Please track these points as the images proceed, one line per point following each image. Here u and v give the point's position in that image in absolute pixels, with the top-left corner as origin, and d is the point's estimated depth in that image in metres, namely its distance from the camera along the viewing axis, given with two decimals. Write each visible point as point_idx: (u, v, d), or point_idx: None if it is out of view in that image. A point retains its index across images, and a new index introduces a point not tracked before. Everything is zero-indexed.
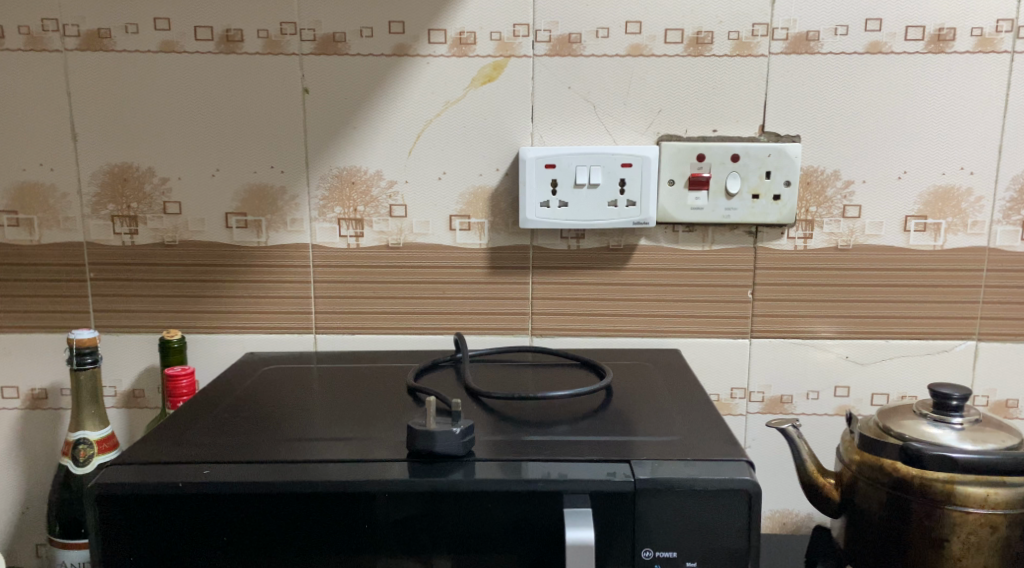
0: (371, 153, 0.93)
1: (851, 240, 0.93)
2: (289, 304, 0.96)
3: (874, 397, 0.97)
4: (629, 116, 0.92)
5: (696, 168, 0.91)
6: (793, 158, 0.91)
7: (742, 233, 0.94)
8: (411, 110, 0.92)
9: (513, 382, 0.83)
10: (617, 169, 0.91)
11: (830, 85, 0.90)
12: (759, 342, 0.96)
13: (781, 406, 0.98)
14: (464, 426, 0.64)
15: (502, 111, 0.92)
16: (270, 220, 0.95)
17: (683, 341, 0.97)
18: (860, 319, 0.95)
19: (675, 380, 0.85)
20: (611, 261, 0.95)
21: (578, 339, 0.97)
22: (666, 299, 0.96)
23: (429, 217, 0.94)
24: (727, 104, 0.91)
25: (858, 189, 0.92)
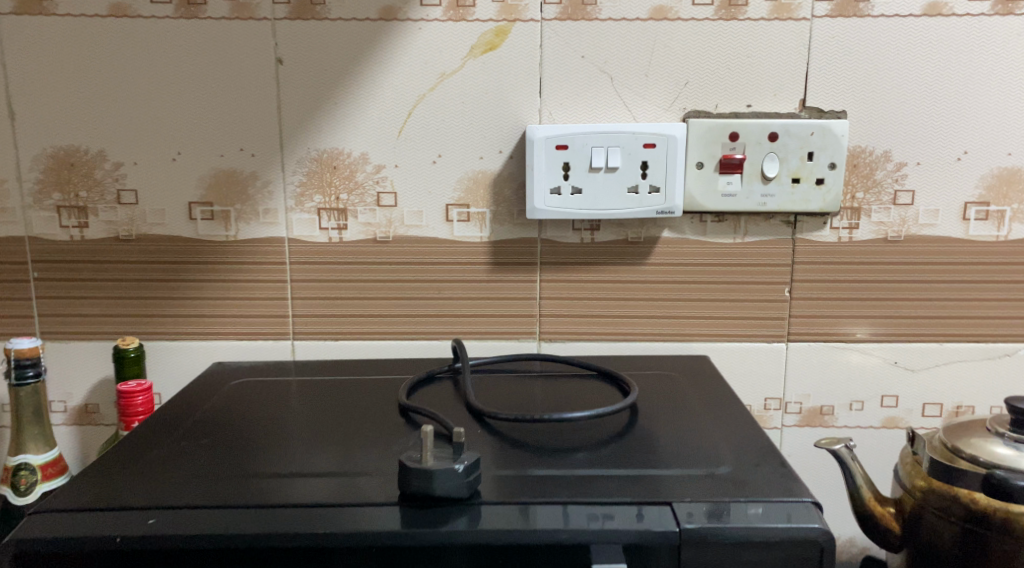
0: (355, 133, 0.81)
1: (903, 230, 0.82)
2: (263, 306, 0.85)
3: (926, 408, 0.86)
4: (651, 89, 0.80)
5: (728, 149, 0.79)
6: (839, 136, 0.79)
7: (779, 223, 0.83)
8: (402, 84, 0.80)
9: (521, 399, 0.72)
10: (639, 150, 0.79)
11: (881, 52, 0.79)
12: (797, 346, 0.85)
13: (821, 418, 0.86)
14: (468, 461, 0.52)
15: (506, 84, 0.80)
16: (240, 210, 0.83)
17: (711, 346, 0.86)
18: (912, 319, 0.84)
19: (708, 394, 0.74)
20: (630, 255, 0.84)
21: (592, 345, 0.86)
22: (692, 298, 0.85)
23: (422, 206, 0.82)
24: (764, 76, 0.80)
25: (911, 172, 0.81)
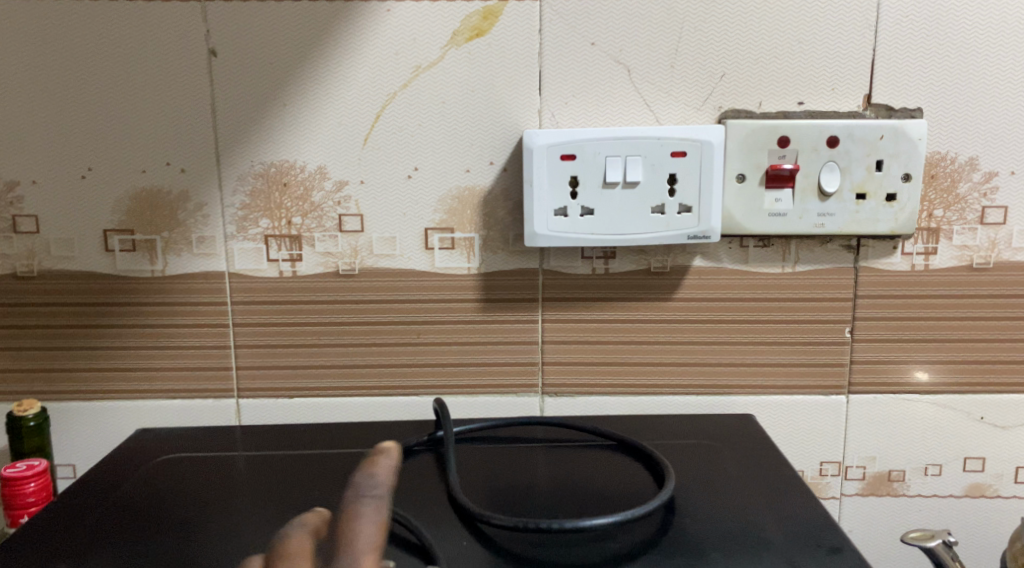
0: (310, 142, 0.65)
1: (992, 255, 0.66)
2: (199, 358, 0.68)
3: (1019, 473, 0.70)
4: (679, 83, 0.64)
5: (777, 157, 0.63)
6: (916, 140, 0.63)
7: (837, 249, 0.67)
8: (367, 81, 0.64)
9: (520, 484, 0.56)
10: (665, 160, 0.63)
11: (967, 34, 0.63)
12: (859, 399, 0.69)
13: (888, 486, 0.70)
14: None
15: (497, 78, 0.64)
16: (168, 240, 0.66)
17: (754, 399, 0.70)
18: (1003, 365, 0.68)
19: (760, 470, 0.58)
20: (653, 289, 0.68)
21: (607, 400, 0.70)
22: (730, 341, 0.69)
23: (395, 231, 0.66)
24: (820, 66, 0.64)
25: (1003, 183, 0.65)
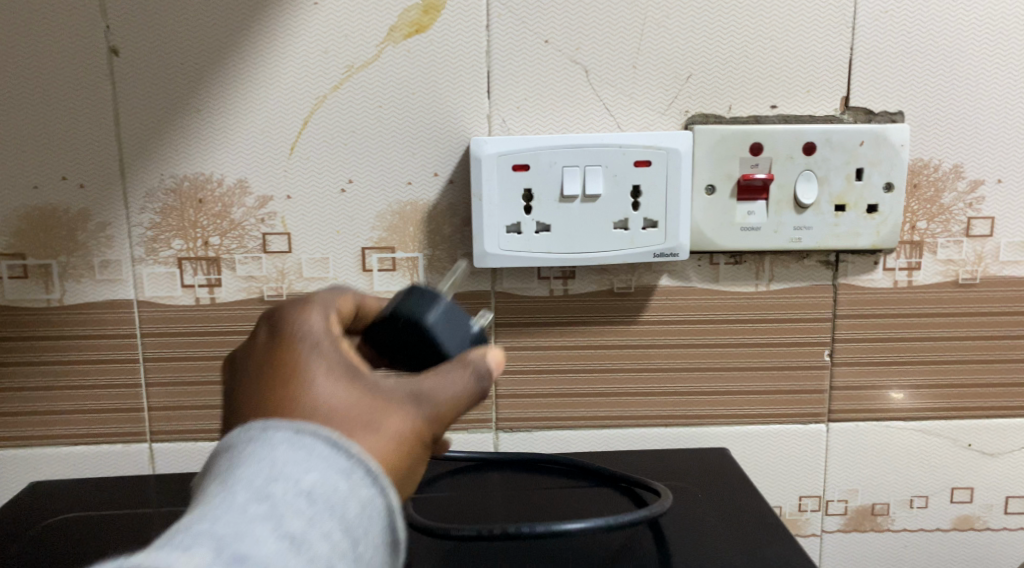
0: (228, 153, 0.57)
1: (978, 270, 0.61)
2: (105, 398, 0.60)
3: (1009, 503, 0.65)
4: (642, 84, 0.58)
5: (748, 166, 0.58)
6: (898, 147, 0.58)
7: (814, 265, 0.61)
8: (293, 83, 0.57)
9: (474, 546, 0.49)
10: (628, 170, 0.57)
11: (951, 30, 0.58)
12: (840, 428, 0.64)
13: (872, 521, 0.65)
14: None
15: (439, 81, 0.57)
16: (66, 265, 0.58)
17: (727, 431, 0.64)
18: (990, 388, 0.63)
19: (737, 517, 0.52)
20: (616, 311, 0.62)
21: (568, 434, 0.64)
22: (700, 367, 0.63)
23: (327, 251, 0.59)
24: (794, 65, 0.58)
25: (989, 193, 0.60)
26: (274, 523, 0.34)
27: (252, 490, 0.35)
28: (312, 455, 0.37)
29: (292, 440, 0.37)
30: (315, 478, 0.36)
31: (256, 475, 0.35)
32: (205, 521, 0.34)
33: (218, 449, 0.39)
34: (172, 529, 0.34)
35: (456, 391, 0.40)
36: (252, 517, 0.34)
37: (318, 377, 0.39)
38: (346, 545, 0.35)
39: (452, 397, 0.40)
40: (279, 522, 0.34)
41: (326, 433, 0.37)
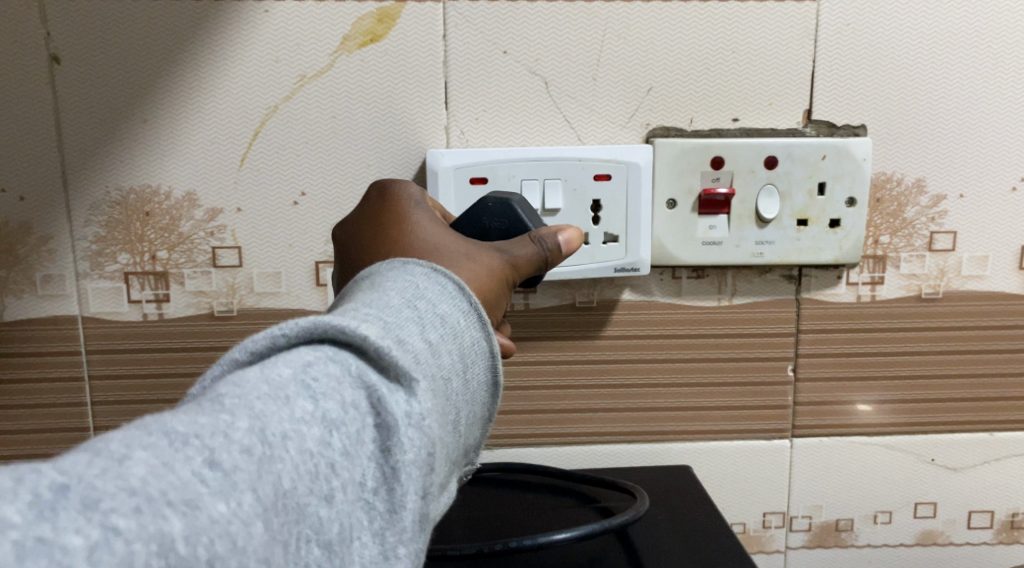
0: (175, 164, 0.55)
1: (941, 284, 0.61)
2: (48, 417, 0.58)
3: (973, 518, 0.64)
4: (602, 95, 0.57)
5: (710, 180, 0.57)
6: (860, 161, 0.57)
7: (777, 279, 0.60)
8: (243, 92, 0.55)
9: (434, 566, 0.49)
10: (588, 184, 0.56)
11: (913, 43, 0.57)
12: (804, 444, 0.63)
13: (836, 537, 0.64)
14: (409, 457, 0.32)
15: (395, 91, 0.56)
16: (6, 279, 0.56)
17: (690, 447, 0.63)
18: (953, 403, 0.63)
19: (697, 541, 0.51)
20: (578, 327, 0.61)
21: (529, 451, 0.62)
22: (663, 383, 0.62)
23: (279, 265, 0.57)
24: (756, 77, 0.58)
25: (952, 208, 0.60)
26: (423, 328, 0.36)
27: (402, 299, 0.37)
28: (450, 290, 0.39)
29: (429, 277, 0.39)
30: (456, 311, 0.39)
31: (404, 287, 0.37)
32: (371, 310, 0.35)
33: (347, 284, 0.40)
34: (341, 314, 0.35)
35: (523, 254, 0.46)
36: (406, 317, 0.36)
37: (427, 218, 0.47)
38: (461, 367, 0.38)
39: (529, 256, 0.46)
40: (426, 326, 0.36)
41: (456, 279, 0.40)
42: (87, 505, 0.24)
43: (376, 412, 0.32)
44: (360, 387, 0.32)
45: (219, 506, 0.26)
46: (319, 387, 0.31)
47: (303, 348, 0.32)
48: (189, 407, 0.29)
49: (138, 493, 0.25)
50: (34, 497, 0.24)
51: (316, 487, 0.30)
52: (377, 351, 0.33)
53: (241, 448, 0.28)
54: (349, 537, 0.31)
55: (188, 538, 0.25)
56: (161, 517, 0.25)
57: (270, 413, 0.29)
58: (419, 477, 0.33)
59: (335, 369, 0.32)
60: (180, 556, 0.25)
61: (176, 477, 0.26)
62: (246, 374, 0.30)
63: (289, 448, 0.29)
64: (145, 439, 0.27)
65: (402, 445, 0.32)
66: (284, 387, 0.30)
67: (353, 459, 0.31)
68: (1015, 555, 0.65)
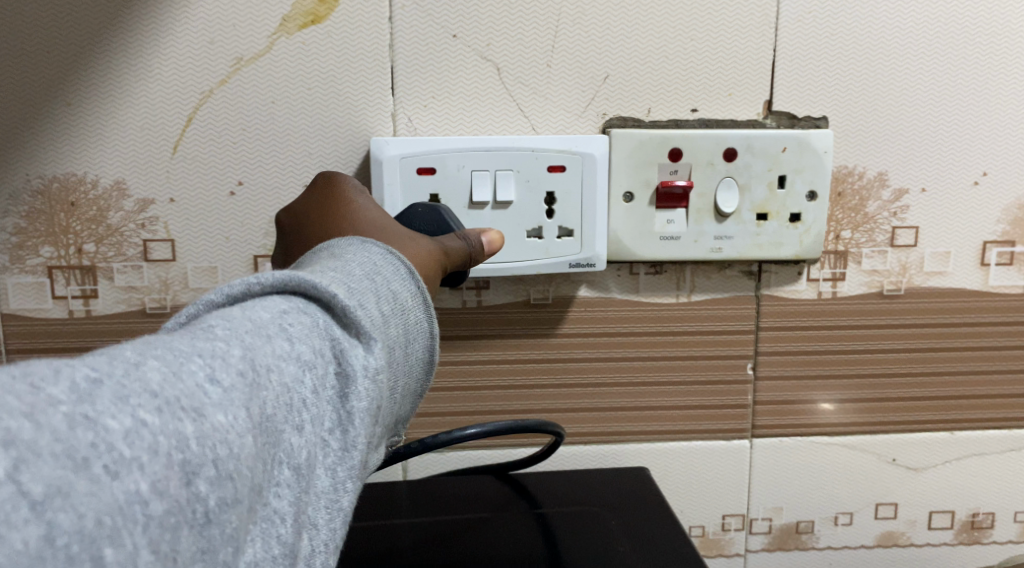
0: (103, 151, 0.52)
1: (903, 281, 0.59)
2: None
3: (933, 518, 0.63)
4: (557, 83, 0.55)
5: (668, 173, 0.55)
6: (821, 154, 0.55)
7: (737, 275, 0.59)
8: (176, 76, 0.52)
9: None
10: (541, 175, 0.54)
11: (876, 32, 0.56)
12: (764, 444, 0.61)
13: (796, 539, 0.63)
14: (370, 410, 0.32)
15: (339, 76, 0.53)
16: None
17: (648, 448, 0.61)
18: (914, 402, 0.61)
19: (650, 547, 0.49)
20: (532, 324, 0.58)
21: (482, 454, 0.60)
22: (619, 382, 0.60)
23: (215, 259, 0.54)
24: (716, 66, 0.56)
25: (914, 202, 0.58)
26: (381, 299, 0.35)
27: (363, 269, 0.36)
28: (403, 272, 0.38)
29: (388, 259, 0.38)
30: (406, 290, 0.37)
31: (362, 261, 0.36)
32: (333, 272, 0.34)
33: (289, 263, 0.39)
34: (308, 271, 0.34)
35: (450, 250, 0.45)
36: (367, 285, 0.35)
37: (366, 200, 0.46)
38: (403, 344, 0.37)
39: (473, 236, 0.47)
40: (383, 296, 0.36)
41: (409, 265, 0.39)
42: (117, 397, 0.24)
43: (339, 362, 0.32)
44: (327, 339, 0.32)
45: (221, 416, 0.26)
46: (299, 327, 0.31)
47: (276, 297, 0.32)
48: (181, 332, 0.28)
49: (156, 394, 0.25)
50: (71, 383, 0.24)
51: (293, 417, 0.30)
52: (346, 307, 0.32)
53: (237, 370, 0.28)
54: (315, 472, 0.31)
55: (197, 439, 0.25)
56: (175, 418, 0.25)
57: (258, 345, 0.29)
58: (371, 426, 0.33)
59: (307, 320, 0.31)
60: (191, 453, 0.25)
61: (185, 385, 0.26)
62: (228, 312, 0.30)
63: (274, 379, 0.29)
64: (154, 350, 0.27)
65: (361, 395, 0.32)
66: (267, 325, 0.30)
67: (321, 400, 0.31)
68: (975, 556, 0.64)
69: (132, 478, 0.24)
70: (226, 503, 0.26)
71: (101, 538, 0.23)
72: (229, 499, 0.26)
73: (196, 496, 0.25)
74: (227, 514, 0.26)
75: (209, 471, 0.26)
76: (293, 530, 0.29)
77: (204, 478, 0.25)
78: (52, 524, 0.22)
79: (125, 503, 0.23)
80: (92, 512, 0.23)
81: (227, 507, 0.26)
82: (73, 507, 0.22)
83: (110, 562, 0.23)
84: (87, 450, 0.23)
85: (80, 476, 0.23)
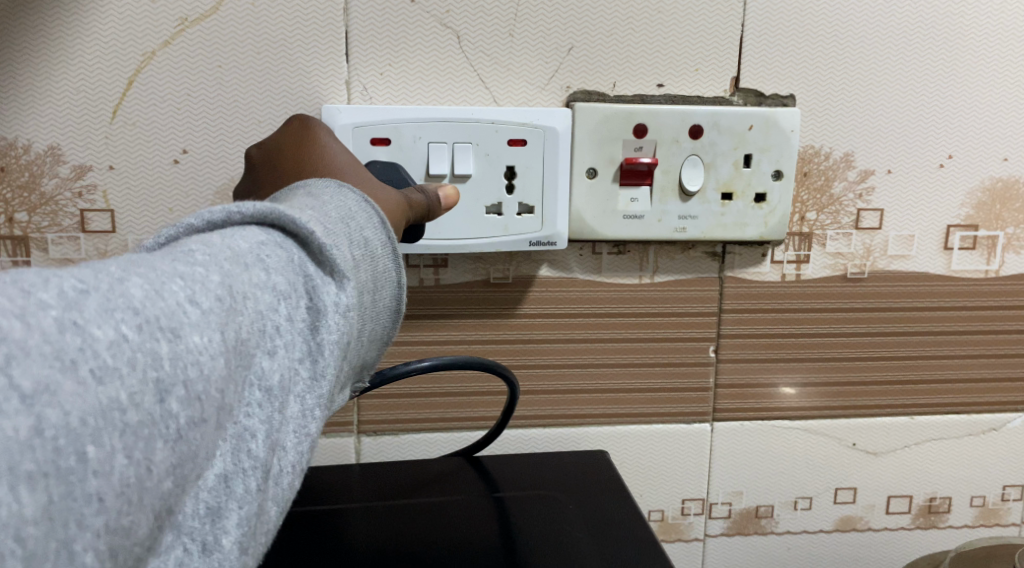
0: (35, 112, 0.49)
1: (867, 264, 0.59)
2: None
3: (891, 503, 0.63)
4: (519, 53, 0.53)
5: (632, 149, 0.53)
6: (788, 133, 0.54)
7: (700, 256, 0.57)
8: (115, 35, 0.49)
9: (329, 555, 0.46)
10: (501, 149, 0.52)
11: (845, 9, 0.55)
12: (725, 428, 0.60)
13: (756, 524, 0.62)
14: (340, 345, 0.31)
15: (290, 41, 0.50)
16: None
17: (608, 432, 0.60)
18: (874, 386, 0.61)
19: (609, 532, 0.47)
20: (490, 304, 0.57)
21: (439, 437, 0.58)
22: (578, 364, 0.58)
23: (158, 231, 0.51)
24: (682, 39, 0.54)
25: (879, 183, 0.57)
26: (355, 243, 0.33)
27: (339, 212, 0.33)
28: (376, 219, 0.35)
29: (363, 206, 0.35)
30: (378, 238, 0.35)
31: (337, 205, 0.34)
32: (310, 209, 0.32)
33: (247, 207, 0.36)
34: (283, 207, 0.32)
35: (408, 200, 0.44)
36: (342, 230, 0.32)
37: (334, 139, 0.44)
38: (372, 287, 0.34)
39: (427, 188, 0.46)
40: (356, 241, 0.33)
41: (383, 213, 0.36)
42: (101, 310, 0.23)
43: (312, 297, 0.30)
44: (301, 275, 0.30)
45: (198, 337, 0.25)
46: (277, 260, 0.29)
47: (255, 229, 0.30)
48: (161, 251, 0.27)
49: (138, 311, 0.23)
50: (59, 290, 0.22)
51: (264, 343, 0.28)
52: (322, 244, 0.30)
53: (216, 296, 0.26)
54: (287, 398, 0.29)
55: (172, 359, 0.24)
56: (153, 337, 0.24)
57: (236, 272, 0.27)
58: (339, 361, 0.31)
59: (284, 255, 0.29)
60: (165, 371, 0.24)
61: (166, 303, 0.24)
62: (207, 237, 0.28)
63: (250, 306, 0.27)
64: (136, 266, 0.25)
65: (332, 330, 0.30)
66: (247, 254, 0.28)
67: (294, 329, 0.29)
68: (932, 540, 0.64)
69: (114, 386, 0.22)
70: (198, 422, 0.25)
71: (85, 436, 0.22)
72: (201, 417, 0.25)
73: (169, 412, 0.24)
74: (199, 432, 0.25)
75: (182, 389, 0.24)
76: (264, 447, 0.28)
77: (178, 396, 0.24)
78: (42, 417, 0.21)
79: (106, 408, 0.22)
80: (78, 412, 0.21)
81: (200, 424, 0.25)
82: (62, 404, 0.21)
83: (93, 462, 0.22)
84: (74, 354, 0.22)
85: (67, 377, 0.21)
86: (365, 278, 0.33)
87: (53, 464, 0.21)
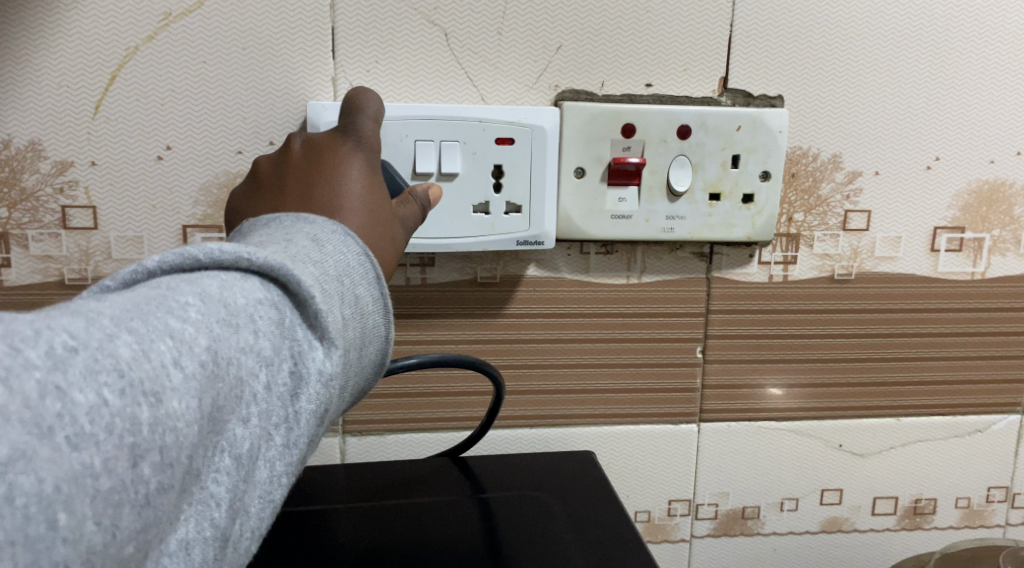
0: (16, 108, 0.48)
1: (854, 265, 0.59)
2: None
3: (877, 504, 0.63)
4: (507, 52, 0.53)
5: (620, 149, 0.53)
6: (775, 134, 0.54)
7: (688, 257, 0.57)
8: (98, 29, 0.48)
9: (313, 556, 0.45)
10: (489, 147, 0.51)
11: (835, 11, 0.55)
12: (712, 429, 0.60)
13: (742, 525, 0.62)
14: (319, 412, 0.30)
15: (276, 37, 0.50)
16: None
17: (595, 432, 0.59)
18: (861, 388, 0.61)
19: (592, 531, 0.47)
20: (477, 303, 0.56)
21: (424, 437, 0.58)
22: (565, 364, 0.58)
23: (141, 228, 0.51)
24: (670, 39, 0.54)
25: (867, 185, 0.57)
26: (346, 302, 0.32)
27: (337, 267, 0.32)
28: (371, 275, 0.34)
29: (362, 259, 0.34)
30: (369, 295, 0.33)
31: (336, 259, 0.32)
32: (311, 262, 0.31)
33: (246, 224, 0.35)
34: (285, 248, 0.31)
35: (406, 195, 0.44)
36: (337, 289, 0.31)
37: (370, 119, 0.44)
38: (360, 344, 0.33)
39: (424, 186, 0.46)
40: (347, 300, 0.32)
41: (378, 266, 0.35)
42: (85, 372, 0.23)
43: (296, 363, 0.29)
44: (288, 338, 0.29)
45: (178, 403, 0.24)
46: (266, 322, 0.28)
47: (254, 282, 0.28)
48: (155, 296, 0.26)
49: (122, 374, 0.23)
50: (47, 349, 0.22)
51: (240, 410, 0.27)
52: (318, 309, 0.29)
53: (199, 361, 0.25)
54: (257, 464, 0.28)
55: (150, 425, 0.24)
56: (134, 402, 0.23)
57: (224, 336, 0.26)
58: (317, 426, 0.30)
59: (276, 316, 0.28)
60: (142, 437, 0.23)
61: (150, 367, 0.24)
62: (205, 284, 0.27)
63: (233, 372, 0.27)
64: (129, 319, 0.25)
65: (311, 399, 0.29)
66: (239, 312, 0.27)
67: (275, 394, 0.28)
68: (916, 541, 0.64)
69: (89, 452, 0.22)
70: (167, 490, 0.24)
71: (58, 503, 0.22)
72: (169, 485, 0.24)
73: (141, 477, 0.23)
74: (167, 499, 0.24)
75: (156, 455, 0.24)
76: (227, 515, 0.27)
77: (151, 461, 0.24)
78: (14, 485, 0.21)
79: (78, 474, 0.22)
80: (52, 479, 0.21)
81: (167, 491, 0.24)
82: (36, 471, 0.21)
83: (63, 529, 0.22)
84: (52, 420, 0.22)
85: (43, 444, 0.22)
86: (354, 336, 0.32)
87: (21, 531, 0.21)
